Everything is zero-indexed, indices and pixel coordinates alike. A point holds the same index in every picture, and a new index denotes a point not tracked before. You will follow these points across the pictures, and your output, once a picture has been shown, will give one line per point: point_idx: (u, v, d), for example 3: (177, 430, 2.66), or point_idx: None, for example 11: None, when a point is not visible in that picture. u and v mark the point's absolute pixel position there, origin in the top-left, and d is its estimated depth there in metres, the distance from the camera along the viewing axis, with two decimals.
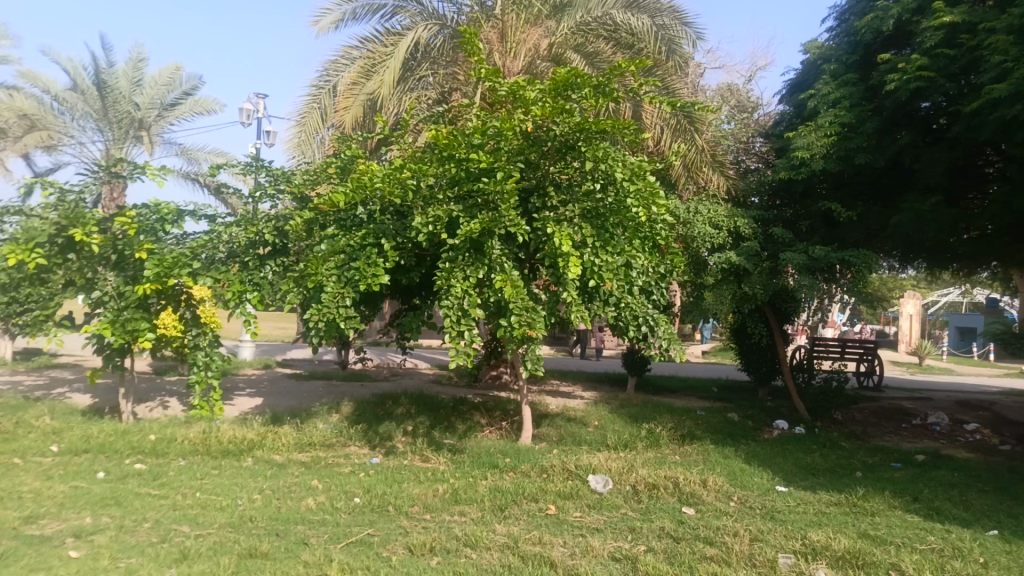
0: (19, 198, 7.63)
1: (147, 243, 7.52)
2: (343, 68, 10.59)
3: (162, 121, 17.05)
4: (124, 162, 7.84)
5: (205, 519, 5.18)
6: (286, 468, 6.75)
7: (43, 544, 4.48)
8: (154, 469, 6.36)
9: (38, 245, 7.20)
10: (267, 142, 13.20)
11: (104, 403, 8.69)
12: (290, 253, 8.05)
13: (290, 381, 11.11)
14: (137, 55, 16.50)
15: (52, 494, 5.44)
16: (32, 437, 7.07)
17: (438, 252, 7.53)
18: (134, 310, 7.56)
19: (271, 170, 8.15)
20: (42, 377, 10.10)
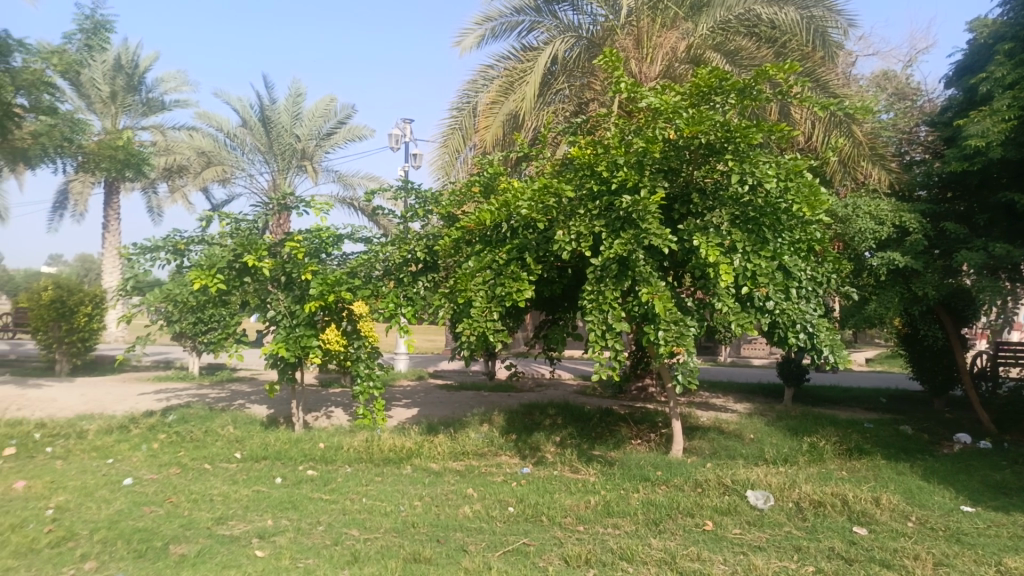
0: (199, 228, 8.42)
1: (311, 265, 8.07)
2: (482, 88, 10.96)
3: (321, 150, 18.28)
4: (290, 193, 8.49)
5: (372, 523, 5.46)
6: (442, 476, 6.99)
7: (233, 544, 4.90)
8: (324, 475, 6.80)
9: (218, 270, 7.85)
10: (414, 164, 13.82)
11: (279, 413, 9.40)
12: (440, 269, 8.40)
13: (442, 391, 11.54)
14: (297, 91, 17.85)
15: (238, 497, 5.96)
16: (219, 444, 7.78)
17: (580, 264, 7.53)
18: (305, 326, 8.15)
19: (420, 192, 8.53)
20: (224, 389, 11.09)
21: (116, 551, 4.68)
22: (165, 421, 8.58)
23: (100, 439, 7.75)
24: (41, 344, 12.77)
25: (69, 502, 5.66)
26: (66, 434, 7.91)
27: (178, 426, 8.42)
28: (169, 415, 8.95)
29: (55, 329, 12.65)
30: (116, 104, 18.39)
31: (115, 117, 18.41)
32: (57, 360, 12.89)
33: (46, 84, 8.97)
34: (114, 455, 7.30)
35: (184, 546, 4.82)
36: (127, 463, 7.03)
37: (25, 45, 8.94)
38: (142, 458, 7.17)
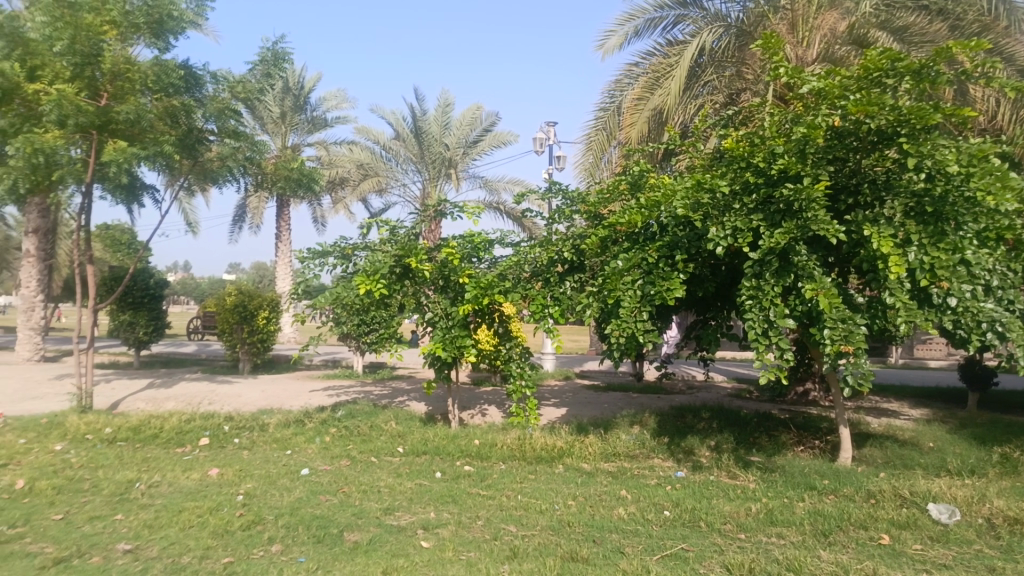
0: (361, 236, 8.95)
1: (467, 269, 8.39)
2: (627, 86, 10.86)
3: (468, 158, 18.83)
4: (445, 200, 8.81)
5: (529, 520, 5.56)
6: (595, 477, 6.99)
7: (400, 534, 5.17)
8: (480, 471, 7.01)
9: (381, 275, 8.21)
10: (558, 166, 13.94)
11: (436, 410, 9.81)
12: (586, 269, 8.37)
13: (590, 392, 11.55)
14: (446, 102, 18.60)
15: (403, 490, 6.28)
16: (383, 438, 8.23)
17: (735, 261, 7.26)
18: (460, 327, 8.47)
19: (566, 193, 8.56)
20: (386, 387, 11.72)
21: (298, 536, 5.07)
22: (335, 416, 9.20)
23: (279, 432, 8.45)
24: (227, 345, 14.11)
25: (256, 488, 6.21)
26: (251, 427, 8.69)
27: (346, 420, 9.00)
28: (338, 410, 9.59)
29: (239, 330, 13.93)
30: (285, 123, 19.98)
31: (284, 135, 19.98)
32: (240, 359, 14.20)
33: (230, 110, 9.88)
34: (292, 446, 7.93)
35: (357, 534, 5.14)
36: (304, 454, 7.61)
37: (215, 76, 9.96)
38: (316, 450, 7.73)
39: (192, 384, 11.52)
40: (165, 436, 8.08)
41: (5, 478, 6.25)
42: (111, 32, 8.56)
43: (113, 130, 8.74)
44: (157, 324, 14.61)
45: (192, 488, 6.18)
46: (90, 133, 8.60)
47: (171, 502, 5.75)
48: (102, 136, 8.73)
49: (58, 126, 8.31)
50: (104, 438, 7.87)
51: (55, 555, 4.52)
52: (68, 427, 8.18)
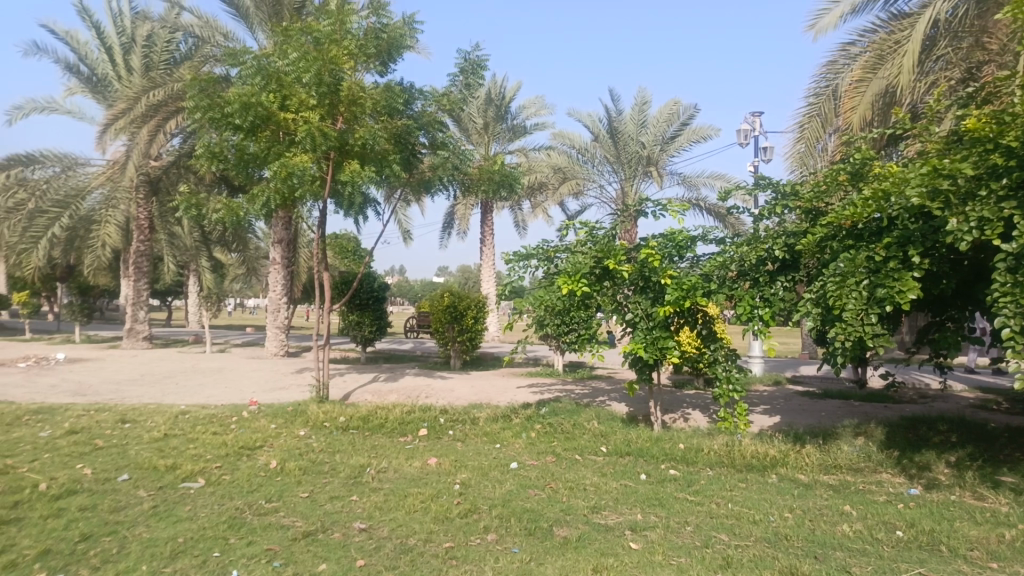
0: (558, 238, 9.12)
1: (668, 269, 8.19)
2: (843, 68, 10.09)
3: (666, 155, 18.55)
4: (646, 200, 8.71)
5: (742, 530, 5.34)
6: (814, 489, 6.54)
7: (609, 533, 5.19)
8: (687, 476, 6.84)
9: (583, 274, 8.34)
10: (764, 158, 13.25)
11: (640, 412, 9.73)
12: (801, 268, 7.88)
13: (804, 398, 10.83)
14: (642, 99, 18.41)
15: (609, 490, 6.29)
16: (587, 437, 8.32)
17: (982, 256, 6.46)
18: (661, 329, 8.34)
19: (777, 186, 8.04)
20: (587, 387, 11.83)
21: (511, 527, 5.27)
22: (540, 413, 9.46)
23: (489, 426, 8.86)
24: (439, 343, 15.04)
25: (471, 479, 6.55)
26: (463, 420, 9.19)
27: (550, 418, 9.23)
28: (542, 407, 9.85)
29: (449, 330, 14.79)
30: (488, 133, 20.92)
31: (488, 144, 20.92)
32: (451, 356, 15.10)
33: (440, 122, 10.64)
34: (501, 440, 8.27)
35: (567, 530, 5.25)
36: (512, 448, 7.91)
37: (423, 92, 10.64)
38: (523, 445, 8.00)
39: (411, 379, 12.45)
40: (389, 426, 8.79)
41: (262, 458, 7.15)
42: (346, 61, 9.47)
43: (348, 151, 9.69)
44: (379, 323, 15.95)
45: (414, 475, 6.67)
46: (330, 155, 9.63)
47: (397, 488, 6.24)
48: (340, 156, 9.70)
49: (307, 149, 9.29)
50: (338, 426, 8.73)
51: (304, 530, 5.08)
52: (309, 414, 9.19)
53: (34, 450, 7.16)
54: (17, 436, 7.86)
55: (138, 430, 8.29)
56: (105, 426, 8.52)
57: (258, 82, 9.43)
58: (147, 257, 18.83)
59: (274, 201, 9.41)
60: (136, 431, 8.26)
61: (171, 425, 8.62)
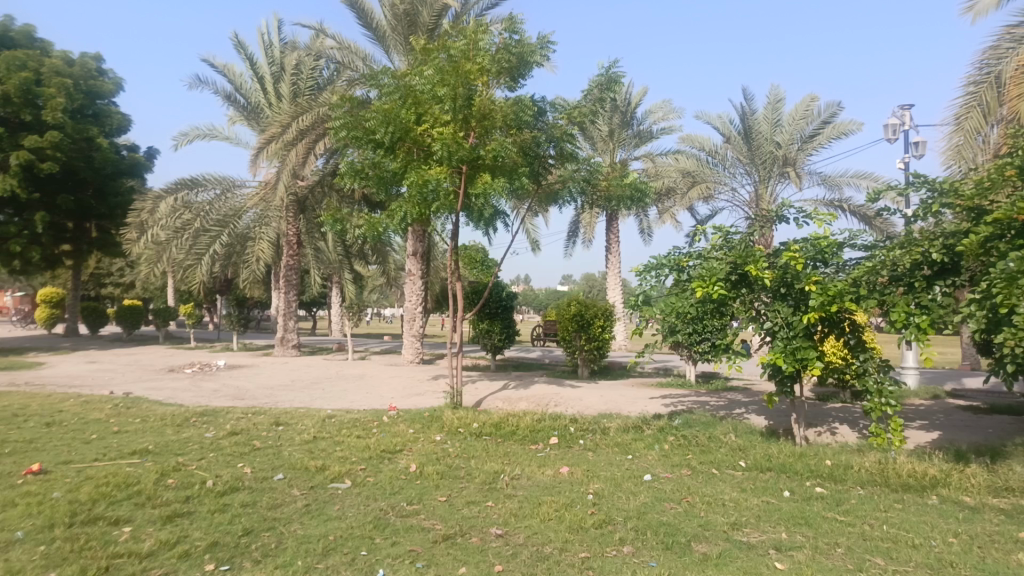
0: (690, 244, 8.89)
1: (812, 276, 7.77)
2: (1006, 53, 9.24)
3: (803, 154, 17.90)
4: (785, 204, 8.36)
5: (900, 554, 4.96)
6: (981, 513, 5.97)
7: (751, 551, 4.99)
8: (835, 495, 6.45)
9: (719, 280, 8.05)
10: (916, 154, 12.35)
11: (780, 425, 9.29)
12: (962, 272, 7.28)
13: (967, 413, 9.94)
14: (777, 97, 17.86)
15: (749, 506, 6.04)
16: (724, 451, 8.04)
17: None
18: (803, 337, 7.90)
19: (933, 185, 7.50)
20: (722, 398, 11.43)
21: (647, 540, 5.18)
22: (673, 424, 9.25)
23: (621, 436, 8.76)
24: (567, 352, 15.06)
25: (605, 490, 6.50)
26: (594, 430, 9.15)
27: (684, 430, 8.99)
28: (675, 418, 9.63)
29: (578, 339, 14.76)
30: (614, 140, 20.80)
31: (614, 152, 20.77)
32: (579, 365, 15.08)
33: (569, 134, 10.70)
34: (633, 451, 8.17)
35: (706, 546, 5.09)
36: (645, 460, 7.78)
37: (553, 104, 10.80)
38: (656, 457, 7.84)
39: (541, 387, 12.54)
40: (521, 433, 8.89)
41: (402, 461, 7.44)
42: (479, 77, 9.74)
43: (480, 163, 9.94)
44: (509, 332, 16.18)
45: (547, 483, 6.71)
46: (462, 167, 9.90)
47: (531, 495, 6.30)
48: (472, 170, 9.97)
49: (443, 163, 9.60)
50: (472, 432, 8.94)
51: (444, 533, 5.23)
52: (444, 420, 9.47)
53: (202, 449, 7.83)
54: (188, 435, 8.63)
55: (290, 433, 8.87)
56: (262, 428, 9.19)
57: (397, 99, 9.87)
58: (296, 271, 20.15)
59: (411, 215, 9.81)
60: (289, 433, 8.85)
61: (318, 428, 9.15)
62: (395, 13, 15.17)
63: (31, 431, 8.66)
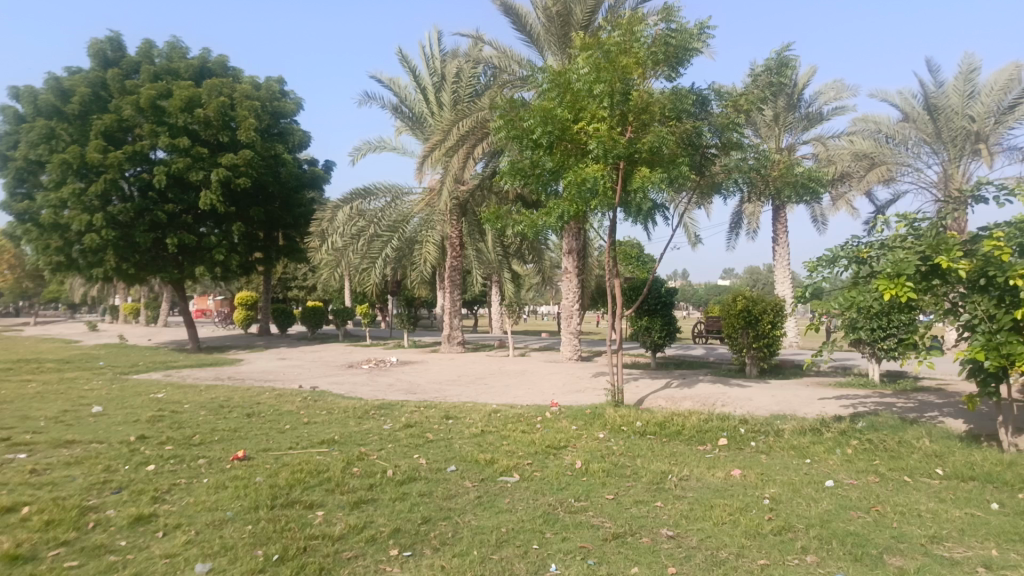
0: (871, 233, 8.23)
1: (1021, 266, 6.84)
2: None
3: (1001, 128, 16.24)
4: (983, 183, 7.53)
5: None
6: None
7: (956, 568, 4.52)
8: None
9: (908, 277, 7.30)
10: None
11: (983, 430, 8.36)
12: None
13: None
14: (970, 66, 16.29)
15: (950, 518, 5.48)
16: (917, 457, 7.36)
17: None
18: (1009, 332, 6.94)
19: None
20: (912, 400, 10.46)
21: (833, 550, 4.85)
22: (856, 427, 8.61)
23: (797, 439, 8.26)
24: (733, 349, 14.49)
25: (782, 495, 6.17)
26: (766, 431, 8.71)
27: (869, 433, 8.33)
28: (857, 421, 8.95)
29: (744, 336, 14.17)
30: (779, 125, 19.74)
31: (779, 137, 19.74)
32: (747, 363, 14.47)
33: (734, 123, 10.30)
34: (812, 455, 7.68)
35: (902, 560, 4.68)
36: (825, 464, 7.29)
37: (717, 92, 10.47)
38: (838, 462, 7.32)
39: (706, 386, 12.14)
40: (687, 433, 8.65)
41: (568, 457, 7.49)
42: (636, 70, 9.59)
43: (639, 158, 9.77)
44: (670, 329, 15.81)
45: (719, 485, 6.47)
46: (621, 163, 9.78)
47: (701, 497, 6.10)
48: (629, 165, 9.84)
49: (600, 159, 9.56)
50: (636, 431, 8.81)
51: (614, 531, 5.19)
52: (607, 418, 9.41)
53: (380, 440, 8.32)
54: (368, 427, 9.22)
55: (459, 426, 9.21)
56: (433, 421, 9.61)
57: (555, 96, 9.85)
58: (458, 272, 20.93)
59: (569, 213, 9.86)
60: (458, 427, 9.19)
61: (485, 422, 9.44)
62: (548, 15, 15.29)
63: (235, 420, 9.63)
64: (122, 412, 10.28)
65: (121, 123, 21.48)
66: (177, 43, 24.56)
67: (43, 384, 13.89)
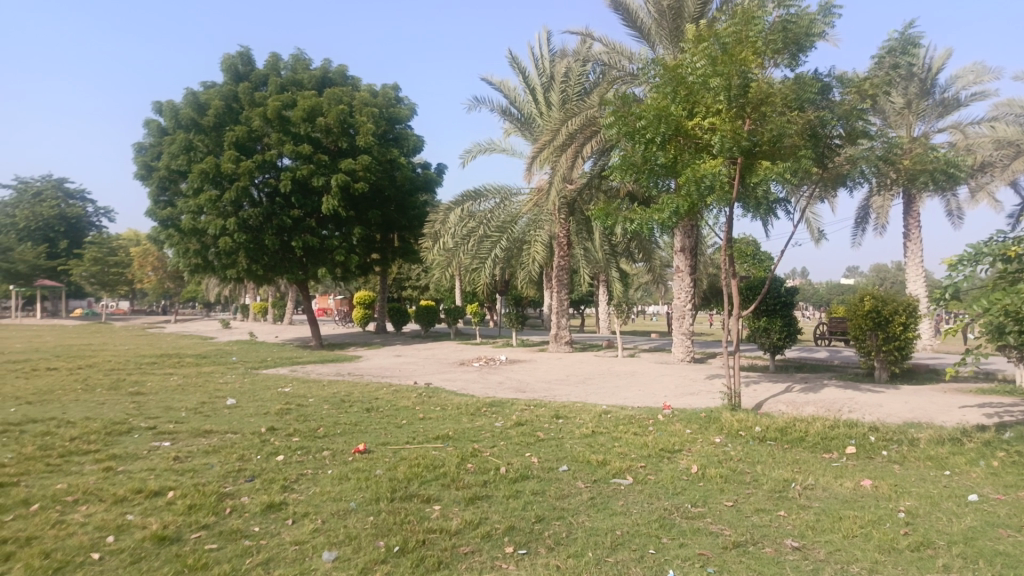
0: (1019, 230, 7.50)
1: None
2: None
3: None
4: None
5: None
6: None
7: None
8: None
9: None
10: None
11: None
12: None
13: None
14: None
15: None
16: None
17: None
18: None
19: None
20: None
21: (980, 571, 4.46)
22: (1003, 438, 7.90)
23: (934, 449, 7.68)
24: (860, 352, 13.69)
25: (919, 508, 5.75)
26: (899, 440, 8.15)
27: (1018, 445, 7.63)
28: (1004, 431, 8.22)
29: (872, 338, 13.35)
30: (911, 112, 18.50)
31: (911, 125, 18.47)
32: (875, 367, 13.62)
33: (859, 110, 9.71)
34: (952, 467, 7.11)
35: None
36: (967, 477, 6.74)
37: (840, 79, 9.92)
38: (982, 475, 6.75)
39: (831, 391, 11.51)
40: (810, 440, 8.23)
41: (683, 461, 7.30)
42: (755, 61, 9.23)
43: (759, 153, 9.48)
44: (790, 329, 15.13)
45: (847, 496, 6.11)
46: (739, 159, 9.45)
47: (829, 508, 5.78)
48: (748, 160, 9.51)
49: (717, 153, 9.26)
50: (755, 436, 8.46)
51: (734, 539, 5.01)
52: (723, 422, 9.12)
53: (492, 437, 8.42)
54: (480, 424, 9.36)
55: (570, 426, 9.18)
56: (544, 420, 9.63)
57: (669, 92, 9.64)
58: (566, 271, 20.90)
59: (683, 209, 9.62)
60: (569, 426, 9.16)
61: (596, 423, 9.36)
62: (659, 9, 15.00)
63: (355, 415, 10.02)
64: (253, 404, 10.94)
65: (251, 134, 22.83)
66: (300, 56, 25.89)
67: (183, 377, 14.99)
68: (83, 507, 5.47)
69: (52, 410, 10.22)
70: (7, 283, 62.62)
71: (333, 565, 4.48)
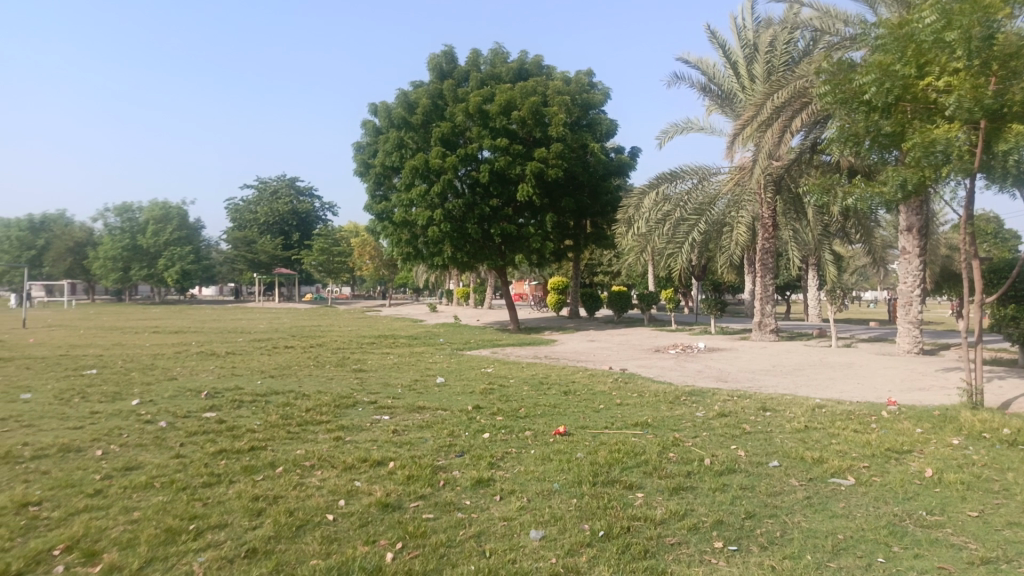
0: None
1: None
2: None
3: None
4: None
5: None
6: None
7: None
8: None
9: None
10: None
11: None
12: None
13: None
14: None
15: None
16: None
17: None
18: None
19: None
20: None
21: None
22: None
23: None
24: None
25: None
26: None
27: None
28: None
29: None
30: None
31: None
32: None
33: None
34: None
35: None
36: None
37: None
38: None
39: None
40: None
41: (914, 464, 6.58)
42: (1003, 9, 8.01)
43: (1008, 114, 8.18)
44: None
45: None
46: (980, 123, 8.26)
47: None
48: (994, 123, 8.29)
49: (955, 119, 8.19)
50: (1003, 439, 7.41)
51: (982, 554, 4.41)
52: (963, 422, 8.09)
53: (694, 427, 8.15)
54: (681, 412, 9.12)
55: (780, 419, 8.65)
56: (751, 412, 9.17)
57: (895, 53, 8.70)
58: (771, 254, 19.72)
59: (913, 181, 8.63)
60: (779, 420, 8.64)
61: (809, 417, 8.74)
62: None
63: (555, 397, 10.19)
64: (459, 383, 11.54)
65: (455, 129, 23.90)
66: (499, 49, 26.68)
67: (397, 357, 16.19)
68: (319, 471, 6.08)
69: (291, 384, 11.51)
70: (252, 271, 71.59)
71: (540, 543, 4.57)
